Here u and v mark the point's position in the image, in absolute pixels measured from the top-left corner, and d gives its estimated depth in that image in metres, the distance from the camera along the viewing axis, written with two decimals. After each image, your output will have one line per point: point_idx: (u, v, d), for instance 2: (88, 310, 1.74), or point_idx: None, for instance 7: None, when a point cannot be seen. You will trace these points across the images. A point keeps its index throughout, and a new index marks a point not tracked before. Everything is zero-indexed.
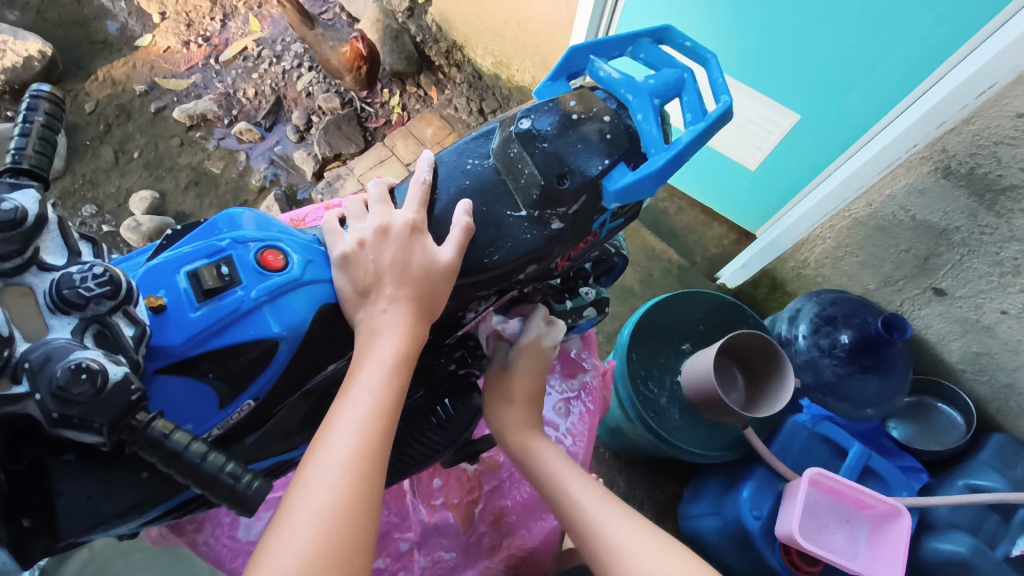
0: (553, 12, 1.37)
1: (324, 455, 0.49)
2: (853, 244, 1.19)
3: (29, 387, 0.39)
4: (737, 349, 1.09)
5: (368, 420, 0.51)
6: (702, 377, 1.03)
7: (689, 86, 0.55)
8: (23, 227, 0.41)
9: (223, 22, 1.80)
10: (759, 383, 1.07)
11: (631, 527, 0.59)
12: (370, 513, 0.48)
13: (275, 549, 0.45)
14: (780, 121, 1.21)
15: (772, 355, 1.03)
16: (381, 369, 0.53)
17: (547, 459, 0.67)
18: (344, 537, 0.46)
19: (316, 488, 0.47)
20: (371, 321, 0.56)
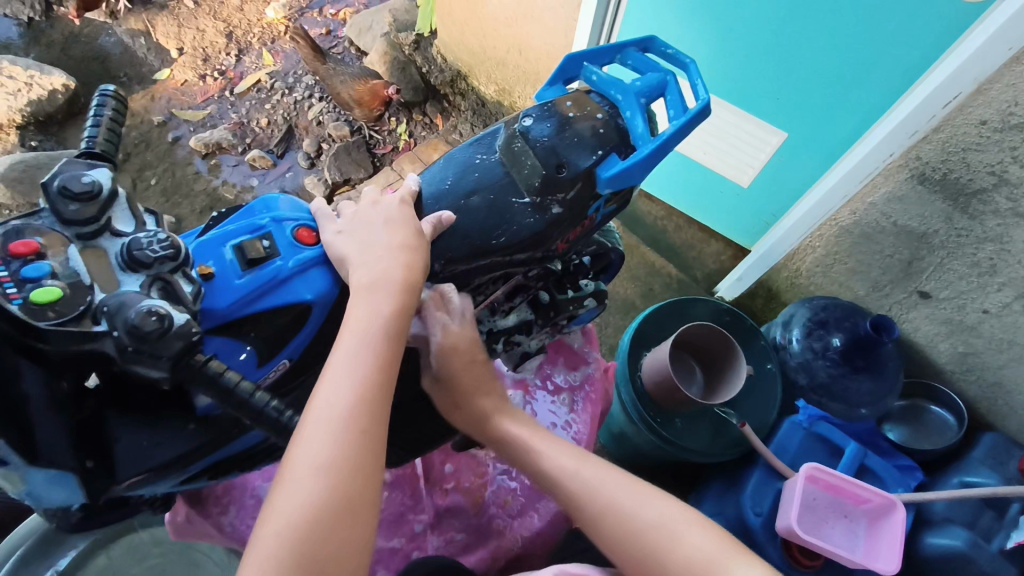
0: (550, 42, 1.45)
1: (321, 411, 0.51)
2: (842, 252, 1.24)
3: (108, 326, 0.40)
4: (692, 342, 1.12)
5: (365, 378, 0.53)
6: (659, 369, 1.06)
7: (672, 86, 0.61)
8: (100, 196, 0.43)
9: (239, 57, 1.90)
10: (716, 373, 1.11)
11: (610, 480, 0.62)
12: (371, 466, 0.51)
13: (282, 501, 0.49)
14: (769, 139, 1.28)
15: (726, 345, 1.06)
16: (375, 326, 0.55)
17: (520, 429, 0.68)
18: (346, 491, 0.50)
19: (317, 445, 0.50)
20: (367, 275, 0.58)
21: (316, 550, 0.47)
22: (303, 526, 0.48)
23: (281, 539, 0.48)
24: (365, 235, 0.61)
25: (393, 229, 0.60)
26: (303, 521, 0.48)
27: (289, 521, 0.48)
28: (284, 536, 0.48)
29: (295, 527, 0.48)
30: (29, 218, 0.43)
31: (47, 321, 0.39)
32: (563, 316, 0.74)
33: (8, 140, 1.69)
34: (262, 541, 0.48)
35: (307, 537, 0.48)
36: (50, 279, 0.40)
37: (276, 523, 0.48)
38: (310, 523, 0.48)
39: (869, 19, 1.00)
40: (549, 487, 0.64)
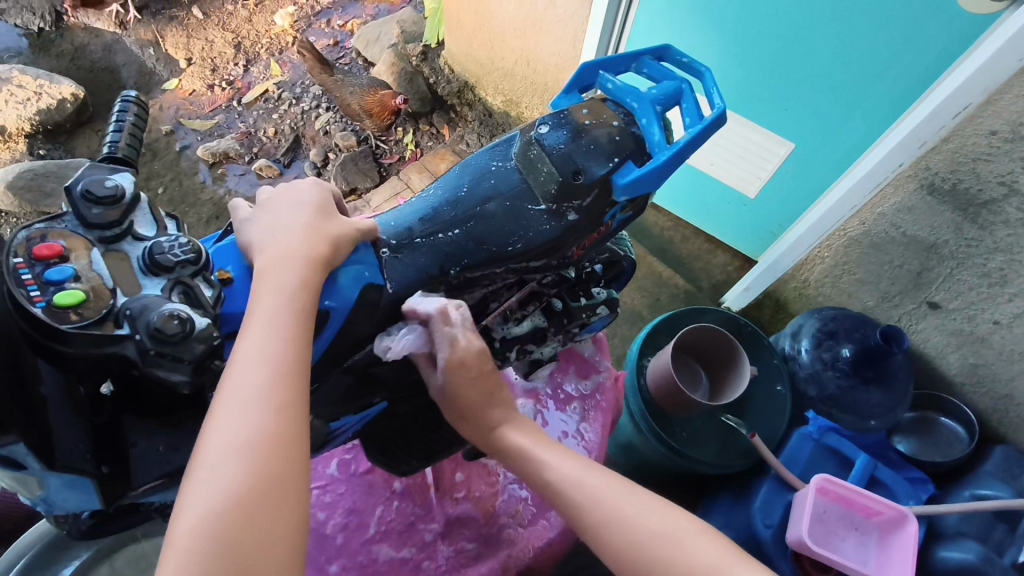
0: (557, 53, 1.46)
1: (232, 389, 0.44)
2: (851, 263, 1.23)
3: (130, 330, 0.40)
4: (691, 344, 1.14)
5: (277, 351, 0.46)
6: (661, 371, 1.06)
7: (687, 94, 0.61)
8: (123, 201, 0.44)
9: (246, 67, 1.92)
10: (719, 373, 1.12)
11: (617, 489, 0.57)
12: (299, 443, 0.45)
13: (193, 494, 0.41)
14: (776, 150, 1.28)
15: (727, 346, 1.08)
16: (279, 298, 0.48)
17: (521, 438, 0.62)
18: (273, 471, 0.43)
19: (232, 424, 0.43)
20: (271, 252, 0.51)
21: (242, 540, 0.41)
22: (221, 516, 0.41)
23: (196, 536, 0.40)
24: (271, 220, 0.54)
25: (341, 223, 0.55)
26: (222, 511, 0.41)
27: (205, 513, 0.41)
28: (201, 530, 0.40)
29: (214, 518, 0.41)
30: (52, 220, 0.43)
31: (69, 324, 0.38)
32: (576, 324, 0.73)
33: (17, 148, 1.70)
34: (174, 541, 0.40)
35: (230, 526, 0.41)
36: (72, 282, 0.40)
37: (186, 518, 0.41)
38: (231, 511, 0.41)
39: (877, 30, 1.01)
40: (554, 498, 0.58)
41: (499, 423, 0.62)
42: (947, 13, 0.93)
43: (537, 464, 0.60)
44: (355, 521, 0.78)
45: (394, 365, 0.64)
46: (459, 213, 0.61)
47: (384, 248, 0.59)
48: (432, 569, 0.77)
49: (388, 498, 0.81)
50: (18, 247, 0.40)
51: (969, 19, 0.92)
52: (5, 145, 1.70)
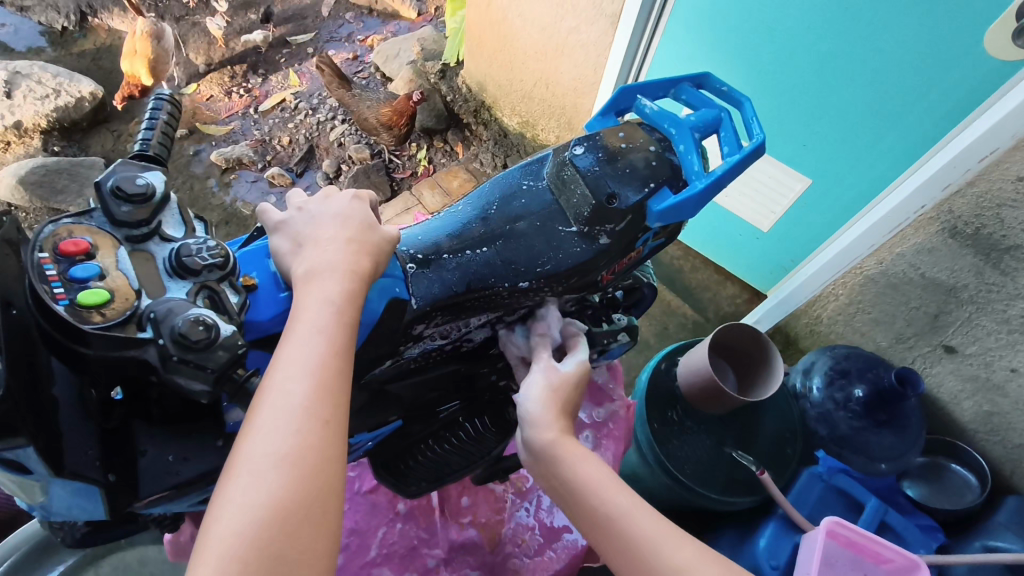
0: (578, 78, 1.46)
1: (277, 396, 0.42)
2: (865, 301, 1.21)
3: (152, 333, 0.38)
4: (728, 340, 1.12)
5: (322, 361, 0.44)
6: (697, 369, 1.05)
7: (726, 123, 0.60)
8: (152, 199, 0.43)
9: (265, 76, 1.93)
10: (748, 368, 1.11)
11: (671, 541, 0.53)
12: (339, 459, 0.43)
13: (232, 503, 0.39)
14: (793, 185, 1.28)
15: (765, 350, 1.06)
16: (326, 307, 0.46)
17: (574, 455, 0.58)
18: (314, 489, 0.41)
19: (274, 435, 0.41)
20: (311, 262, 0.49)
21: (282, 556, 0.39)
22: (257, 532, 0.39)
23: (230, 551, 0.38)
24: (303, 228, 0.52)
25: (374, 231, 0.53)
26: (258, 525, 0.39)
27: (243, 525, 0.39)
28: (235, 545, 0.38)
29: (250, 534, 0.39)
30: (80, 217, 0.42)
31: (91, 325, 0.37)
32: (597, 349, 0.72)
33: (32, 144, 1.70)
34: (206, 552, 0.38)
35: (267, 543, 0.39)
36: (97, 280, 0.39)
37: (224, 528, 0.39)
38: (269, 526, 0.39)
39: (903, 71, 1.01)
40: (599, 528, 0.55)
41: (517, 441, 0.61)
42: (974, 56, 0.93)
43: (596, 496, 0.55)
44: (356, 542, 0.76)
45: (408, 382, 0.64)
46: (490, 230, 0.59)
47: (411, 261, 0.58)
48: None
49: (392, 520, 0.78)
50: (45, 242, 0.39)
51: (996, 64, 0.92)
52: (19, 140, 1.69)
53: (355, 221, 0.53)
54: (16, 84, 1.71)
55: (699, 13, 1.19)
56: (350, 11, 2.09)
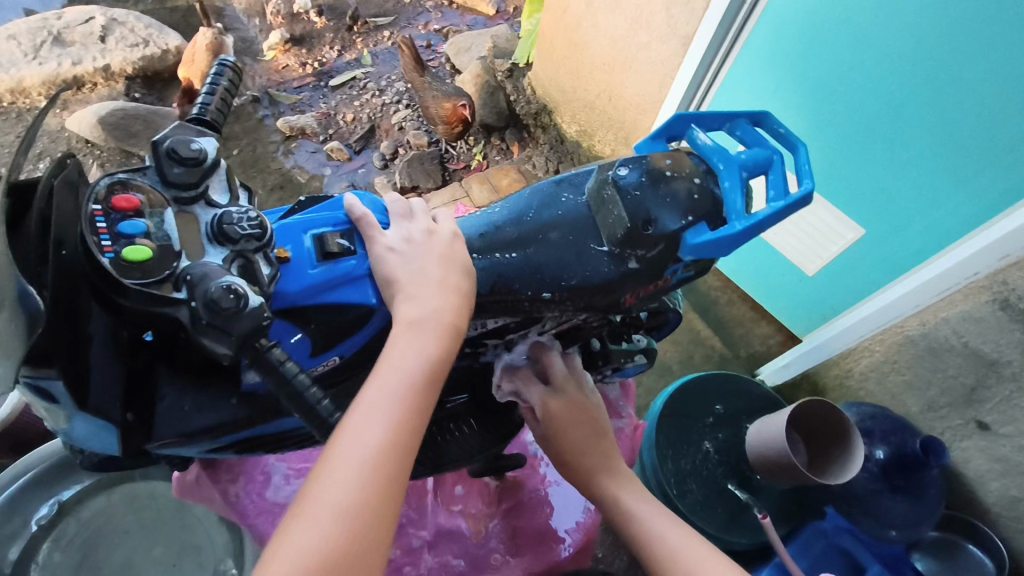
0: (641, 94, 1.45)
1: (372, 409, 0.48)
2: (901, 361, 1.15)
3: (186, 297, 0.41)
4: (819, 417, 1.04)
5: (413, 382, 0.50)
6: (770, 442, 1.01)
7: (777, 166, 0.58)
8: (203, 164, 0.45)
9: (340, 53, 1.99)
10: (827, 447, 1.05)
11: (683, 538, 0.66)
12: (390, 517, 0.47)
13: (320, 494, 0.45)
14: (844, 233, 1.24)
15: (850, 438, 1.00)
16: (433, 342, 0.51)
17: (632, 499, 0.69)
18: (388, 495, 0.46)
19: (340, 485, 0.45)
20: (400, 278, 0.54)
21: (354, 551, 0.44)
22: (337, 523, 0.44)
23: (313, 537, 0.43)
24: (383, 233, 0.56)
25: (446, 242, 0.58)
26: (340, 518, 0.44)
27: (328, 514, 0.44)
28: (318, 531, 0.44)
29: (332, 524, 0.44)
30: (135, 172, 0.45)
31: (133, 281, 0.40)
32: (610, 365, 0.78)
33: (116, 87, 1.77)
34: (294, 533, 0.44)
35: (344, 534, 0.44)
36: (142, 237, 0.42)
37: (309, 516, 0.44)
38: (348, 520, 0.44)
39: (980, 129, 0.96)
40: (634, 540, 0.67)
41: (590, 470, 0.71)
42: None
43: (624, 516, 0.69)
44: None
45: None
46: (522, 234, 0.61)
47: None
48: None
49: None
50: (100, 194, 0.42)
51: None
52: (106, 82, 1.77)
53: (439, 245, 0.57)
54: (111, 31, 1.81)
55: (771, 48, 1.18)
56: (430, 1, 2.14)
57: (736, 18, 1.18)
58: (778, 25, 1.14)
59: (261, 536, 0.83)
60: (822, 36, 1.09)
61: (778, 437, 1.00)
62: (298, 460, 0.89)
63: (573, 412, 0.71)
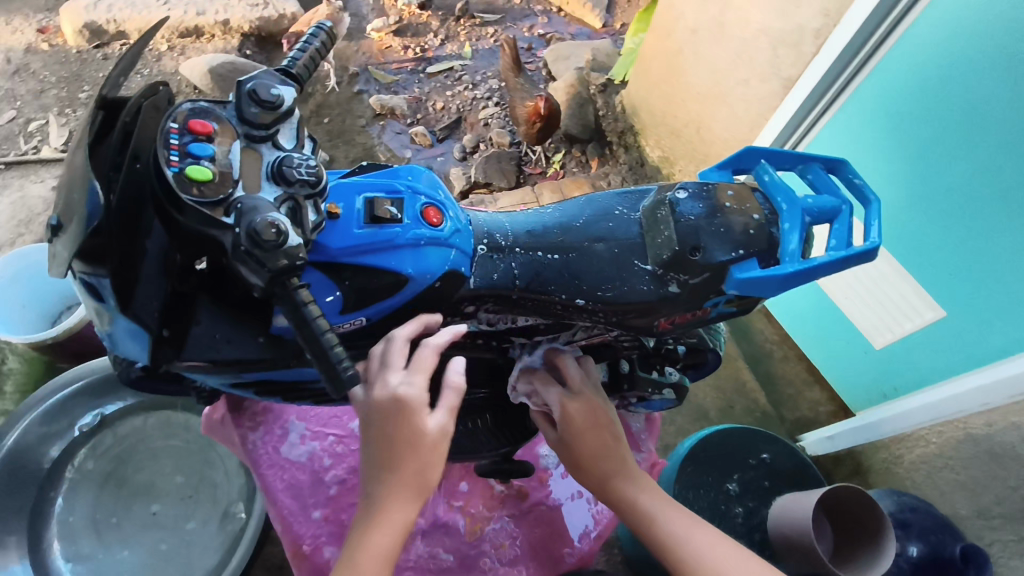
0: (731, 130, 1.40)
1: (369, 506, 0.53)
2: (957, 459, 1.03)
3: (233, 222, 0.43)
4: (853, 506, 0.96)
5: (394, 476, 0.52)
6: (796, 521, 0.95)
7: (844, 216, 0.56)
8: (279, 109, 0.46)
9: (442, 42, 2.03)
10: (857, 540, 0.96)
11: (718, 545, 0.61)
12: None
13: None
14: (921, 310, 1.08)
15: (880, 534, 0.91)
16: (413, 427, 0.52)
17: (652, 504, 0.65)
18: None
19: None
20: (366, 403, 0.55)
21: None
22: None
23: None
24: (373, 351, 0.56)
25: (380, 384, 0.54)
26: None
27: None
28: None
29: None
30: (217, 104, 0.47)
31: (189, 196, 0.42)
32: (634, 392, 0.75)
33: (231, 42, 1.88)
34: None
35: None
36: (207, 160, 0.44)
37: None
38: None
39: None
40: (659, 552, 0.63)
41: (610, 476, 0.66)
42: None
43: (651, 525, 0.63)
44: None
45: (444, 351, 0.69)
46: (567, 240, 0.60)
47: (483, 243, 0.61)
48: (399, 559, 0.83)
49: None
50: (179, 116, 0.45)
51: None
52: (223, 36, 1.88)
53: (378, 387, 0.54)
54: None
55: (884, 94, 1.06)
56: (539, 6, 2.16)
57: (854, 57, 1.08)
58: (903, 68, 1.02)
59: (267, 487, 0.85)
60: (948, 94, 0.96)
61: (804, 520, 0.93)
62: (318, 422, 0.92)
63: (593, 416, 0.67)
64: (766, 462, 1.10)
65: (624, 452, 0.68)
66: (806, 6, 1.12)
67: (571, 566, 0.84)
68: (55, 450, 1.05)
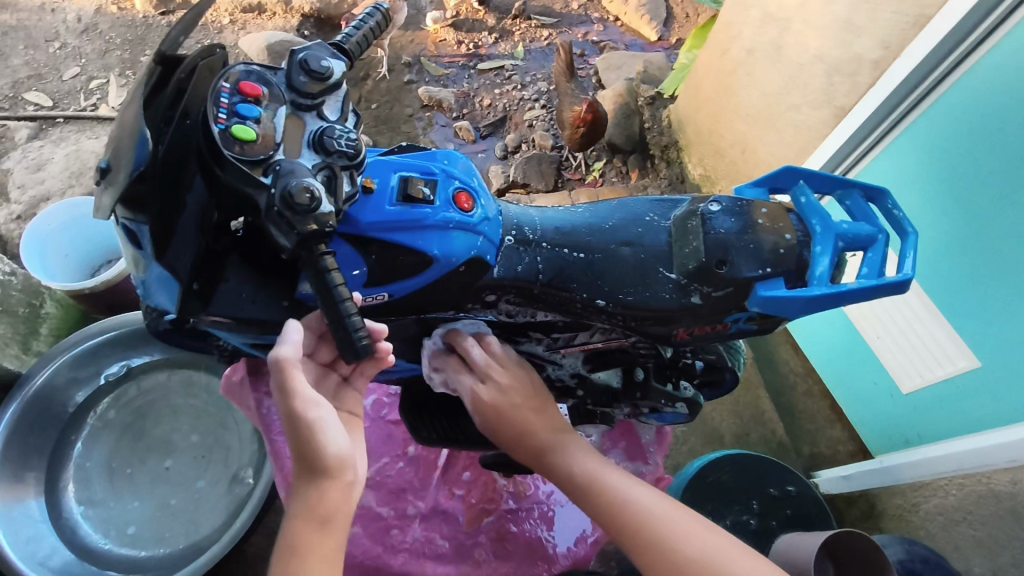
0: (776, 154, 1.37)
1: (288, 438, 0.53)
2: (977, 514, 1.01)
3: (270, 182, 0.45)
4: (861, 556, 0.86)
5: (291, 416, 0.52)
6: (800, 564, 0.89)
7: (879, 246, 0.55)
8: (328, 80, 0.48)
9: (496, 40, 2.05)
10: None
11: (664, 505, 0.62)
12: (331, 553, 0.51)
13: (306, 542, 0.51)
14: (955, 358, 1.04)
15: None
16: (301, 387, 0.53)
17: (586, 467, 0.67)
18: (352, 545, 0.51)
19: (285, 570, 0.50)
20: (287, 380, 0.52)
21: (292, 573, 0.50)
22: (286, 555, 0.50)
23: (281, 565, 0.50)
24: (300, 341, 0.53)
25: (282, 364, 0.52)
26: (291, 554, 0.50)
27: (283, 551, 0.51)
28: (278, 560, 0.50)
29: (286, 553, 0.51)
30: (268, 69, 0.48)
31: (231, 152, 0.44)
32: (646, 402, 0.74)
33: (291, 22, 1.93)
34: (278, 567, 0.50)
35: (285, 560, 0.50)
36: (252, 121, 0.45)
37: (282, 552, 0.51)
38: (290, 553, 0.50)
39: None
40: (603, 516, 0.63)
41: (545, 440, 0.69)
42: None
43: (596, 490, 0.64)
44: None
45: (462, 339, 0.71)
46: (594, 240, 0.60)
47: (511, 234, 0.61)
48: (399, 539, 0.86)
49: (396, 457, 0.92)
50: (231, 77, 0.46)
51: None
52: (284, 15, 1.93)
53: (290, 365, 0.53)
54: None
55: (939, 130, 1.02)
56: (597, 13, 2.15)
57: (914, 89, 1.04)
58: (964, 105, 0.98)
59: None
60: (1005, 141, 0.92)
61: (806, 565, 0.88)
62: None
63: (504, 397, 0.69)
64: (793, 495, 1.08)
65: (550, 422, 0.70)
66: (866, 35, 1.09)
67: (563, 567, 0.86)
68: (80, 395, 1.09)
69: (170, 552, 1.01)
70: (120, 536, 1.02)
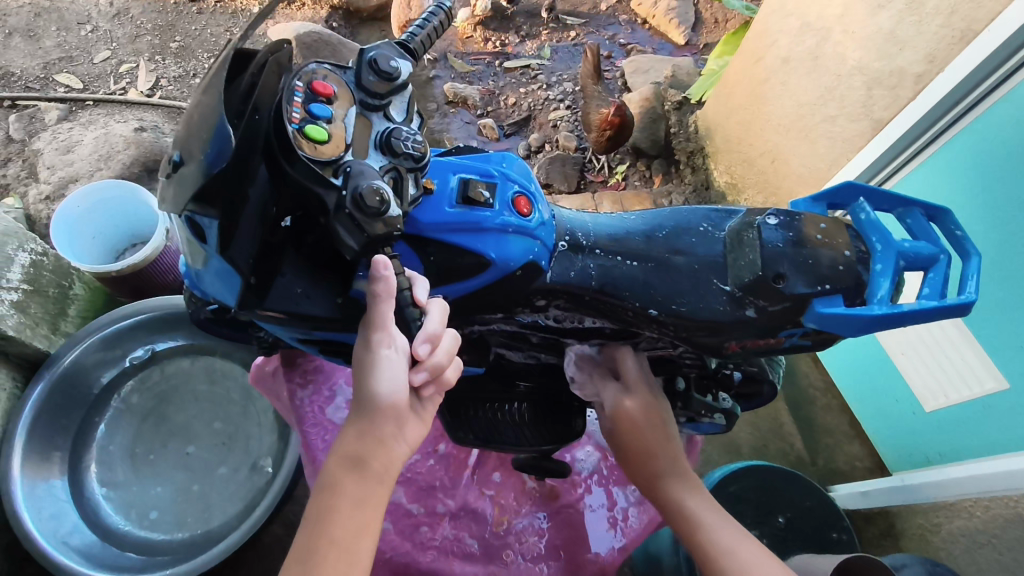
0: (807, 164, 1.36)
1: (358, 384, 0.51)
2: (1001, 539, 0.97)
3: (341, 183, 0.45)
4: None
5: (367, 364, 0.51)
6: None
7: (941, 267, 0.54)
8: (395, 81, 0.47)
9: (523, 39, 2.04)
10: None
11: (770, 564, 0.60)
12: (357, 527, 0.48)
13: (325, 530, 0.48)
14: (983, 379, 1.02)
15: None
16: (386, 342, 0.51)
17: (699, 508, 0.66)
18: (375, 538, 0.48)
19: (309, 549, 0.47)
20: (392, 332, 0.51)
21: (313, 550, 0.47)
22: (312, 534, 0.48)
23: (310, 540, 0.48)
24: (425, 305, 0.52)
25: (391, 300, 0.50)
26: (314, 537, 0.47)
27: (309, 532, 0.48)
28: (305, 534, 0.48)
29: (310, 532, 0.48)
30: (338, 68, 0.48)
31: (303, 152, 0.44)
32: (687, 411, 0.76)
33: (320, 13, 1.93)
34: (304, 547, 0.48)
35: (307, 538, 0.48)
36: (325, 121, 0.45)
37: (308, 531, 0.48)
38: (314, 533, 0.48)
39: None
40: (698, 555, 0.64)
41: (661, 473, 0.69)
42: None
43: (700, 530, 0.64)
44: None
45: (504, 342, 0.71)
46: (647, 249, 0.60)
47: (564, 240, 0.61)
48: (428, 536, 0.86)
49: (428, 453, 0.92)
50: (304, 76, 0.46)
51: None
52: (313, 7, 1.94)
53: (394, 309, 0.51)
54: None
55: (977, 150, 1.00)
56: (625, 16, 2.15)
57: (954, 106, 1.03)
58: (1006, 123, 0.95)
59: (308, 445, 0.86)
60: None
61: None
62: None
63: (647, 415, 0.69)
64: (815, 512, 1.06)
65: (672, 453, 0.70)
66: (910, 48, 1.09)
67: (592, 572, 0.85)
68: (105, 376, 1.10)
69: (188, 537, 1.01)
70: (141, 519, 1.03)
